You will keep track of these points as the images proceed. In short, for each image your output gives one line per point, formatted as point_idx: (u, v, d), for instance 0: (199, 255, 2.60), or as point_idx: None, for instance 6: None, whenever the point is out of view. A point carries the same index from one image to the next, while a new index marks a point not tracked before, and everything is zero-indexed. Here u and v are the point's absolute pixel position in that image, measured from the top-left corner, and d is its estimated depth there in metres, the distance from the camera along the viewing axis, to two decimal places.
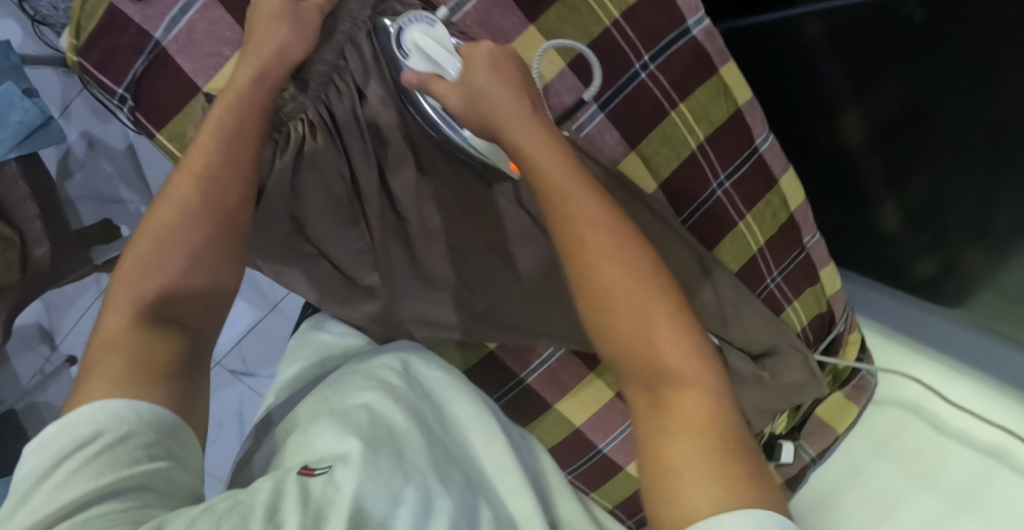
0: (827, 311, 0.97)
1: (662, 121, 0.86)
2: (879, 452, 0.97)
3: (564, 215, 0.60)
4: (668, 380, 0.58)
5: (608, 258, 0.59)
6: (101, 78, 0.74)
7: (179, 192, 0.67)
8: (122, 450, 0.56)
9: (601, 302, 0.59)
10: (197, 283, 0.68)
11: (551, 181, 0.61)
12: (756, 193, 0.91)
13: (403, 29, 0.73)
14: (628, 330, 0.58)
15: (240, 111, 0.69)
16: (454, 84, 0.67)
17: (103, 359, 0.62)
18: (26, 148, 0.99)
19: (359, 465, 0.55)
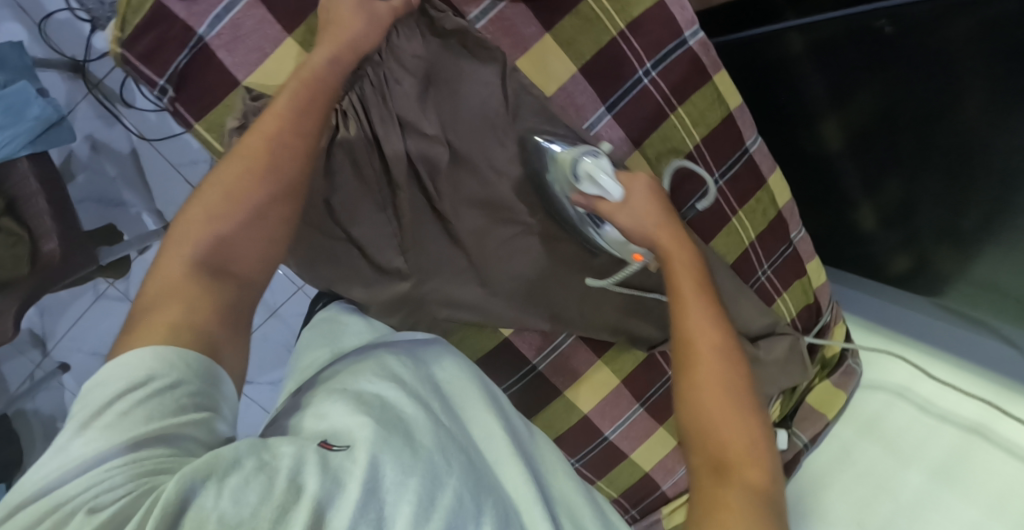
0: (814, 302, 1.06)
1: (662, 124, 0.91)
2: (865, 436, 1.05)
3: (687, 330, 0.75)
4: (733, 449, 0.71)
5: (716, 360, 0.74)
6: (145, 70, 0.76)
7: (248, 148, 0.69)
8: (173, 397, 0.57)
9: (697, 383, 0.73)
10: (259, 242, 0.68)
11: (677, 284, 0.77)
12: (748, 191, 0.97)
13: (577, 158, 0.80)
14: (710, 402, 0.72)
15: (313, 86, 0.72)
16: (620, 204, 0.80)
17: (163, 304, 0.62)
18: (39, 145, 1.01)
19: (373, 442, 0.59)
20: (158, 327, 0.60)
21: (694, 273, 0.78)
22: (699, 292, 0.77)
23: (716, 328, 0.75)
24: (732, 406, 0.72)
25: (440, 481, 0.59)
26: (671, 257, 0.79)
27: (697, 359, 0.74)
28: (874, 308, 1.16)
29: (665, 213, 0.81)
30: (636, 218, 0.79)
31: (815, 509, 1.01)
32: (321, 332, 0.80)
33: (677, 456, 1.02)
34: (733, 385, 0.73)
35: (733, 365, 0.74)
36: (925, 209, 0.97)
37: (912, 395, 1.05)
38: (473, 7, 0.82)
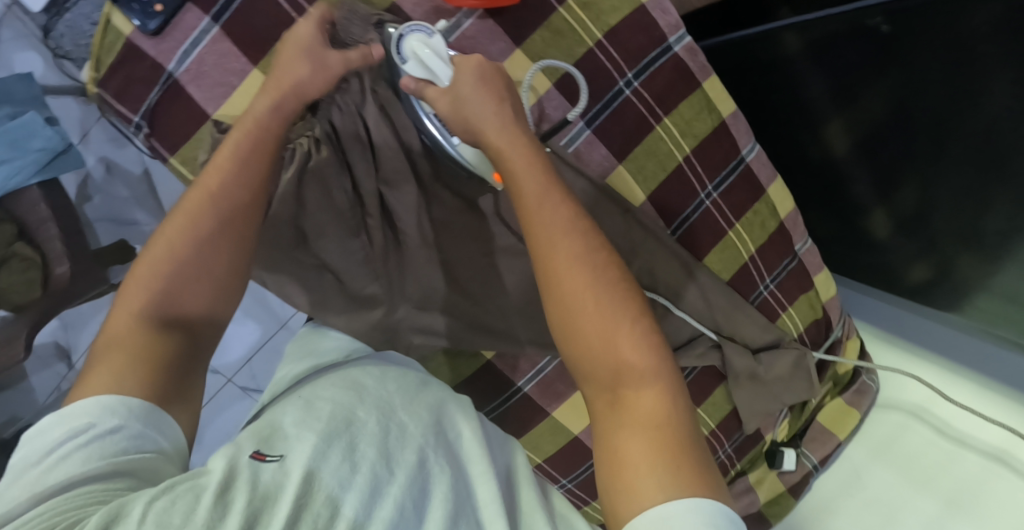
0: (823, 317, 1.00)
1: (648, 136, 0.86)
2: (878, 459, 1.01)
3: (546, 237, 0.63)
4: (627, 376, 0.61)
5: (574, 270, 0.62)
6: (119, 107, 0.77)
7: (191, 205, 0.69)
8: (111, 441, 0.57)
9: (566, 308, 0.62)
10: (204, 295, 0.68)
11: (527, 206, 0.64)
12: (745, 203, 0.91)
13: (403, 37, 0.76)
14: (588, 331, 0.62)
15: (253, 133, 0.71)
16: (445, 90, 0.70)
17: (107, 356, 0.63)
18: (48, 173, 1.05)
19: (310, 453, 0.56)
20: (105, 381, 0.61)
21: (552, 183, 0.65)
22: (552, 206, 0.64)
23: (582, 254, 0.63)
24: (611, 329, 0.61)
25: (382, 483, 0.56)
26: (519, 164, 0.66)
27: (565, 287, 0.62)
28: (888, 318, 1.09)
29: (501, 110, 0.68)
30: (455, 104, 0.69)
31: None
32: (300, 349, 0.77)
33: None
34: (610, 313, 0.62)
35: (610, 284, 0.63)
36: (942, 213, 0.90)
37: (931, 416, 0.99)
38: (437, 27, 0.81)
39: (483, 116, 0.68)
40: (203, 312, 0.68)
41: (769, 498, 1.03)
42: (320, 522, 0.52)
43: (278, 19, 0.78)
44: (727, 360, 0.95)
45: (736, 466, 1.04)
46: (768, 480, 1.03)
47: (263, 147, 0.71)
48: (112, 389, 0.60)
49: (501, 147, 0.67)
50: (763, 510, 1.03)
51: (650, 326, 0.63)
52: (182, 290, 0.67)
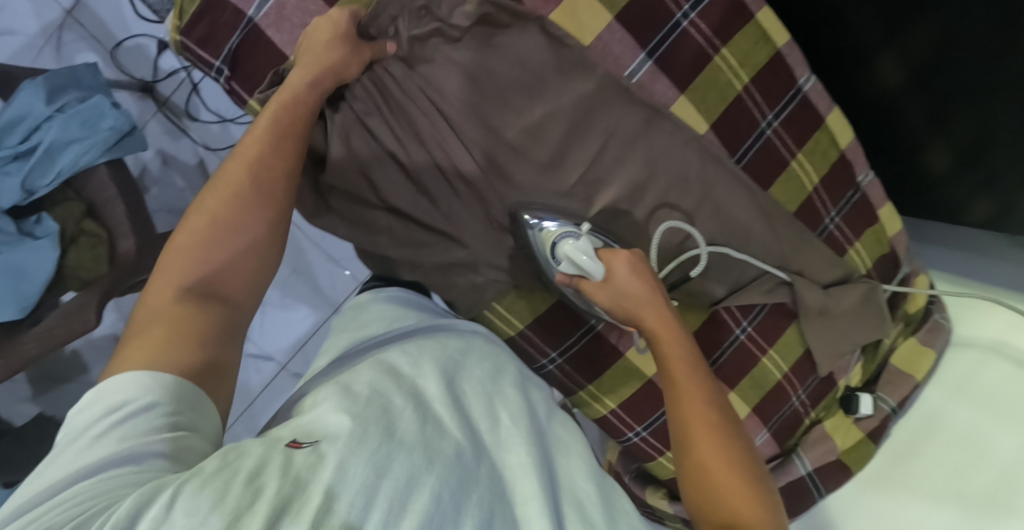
0: (891, 252, 1.00)
1: (706, 66, 0.87)
2: (957, 397, 1.00)
3: (677, 389, 0.72)
4: (739, 517, 0.66)
5: (703, 419, 0.71)
6: (201, 53, 0.80)
7: (230, 175, 0.68)
8: (145, 419, 0.53)
9: (688, 444, 0.71)
10: (239, 271, 0.66)
11: (669, 359, 0.74)
12: (805, 131, 0.92)
13: (555, 241, 0.81)
14: (709, 463, 0.69)
15: (294, 108, 0.72)
16: (600, 284, 0.79)
17: (146, 328, 0.59)
18: (115, 153, 1.02)
19: (345, 443, 0.50)
20: (148, 354, 0.57)
21: (692, 351, 0.75)
22: (681, 344, 0.75)
23: (707, 390, 0.72)
24: (726, 467, 0.69)
25: (417, 475, 0.49)
26: (653, 326, 0.76)
27: (693, 430, 0.70)
28: (958, 262, 1.07)
29: (652, 287, 0.78)
30: (613, 295, 0.78)
31: (905, 480, 0.98)
32: (348, 321, 0.77)
33: (754, 425, 0.99)
34: (729, 451, 0.70)
35: (730, 432, 0.71)
36: (1006, 140, 0.90)
37: (1008, 350, 0.98)
38: None
39: (635, 299, 0.77)
40: (246, 284, 0.66)
41: (848, 445, 1.01)
42: (352, 511, 0.46)
43: None
44: (798, 295, 0.95)
45: (812, 413, 1.03)
46: (844, 427, 1.02)
47: (302, 123, 0.72)
48: (154, 364, 0.56)
49: (648, 324, 0.76)
50: (844, 458, 1.01)
51: (757, 471, 0.70)
52: (217, 260, 0.65)
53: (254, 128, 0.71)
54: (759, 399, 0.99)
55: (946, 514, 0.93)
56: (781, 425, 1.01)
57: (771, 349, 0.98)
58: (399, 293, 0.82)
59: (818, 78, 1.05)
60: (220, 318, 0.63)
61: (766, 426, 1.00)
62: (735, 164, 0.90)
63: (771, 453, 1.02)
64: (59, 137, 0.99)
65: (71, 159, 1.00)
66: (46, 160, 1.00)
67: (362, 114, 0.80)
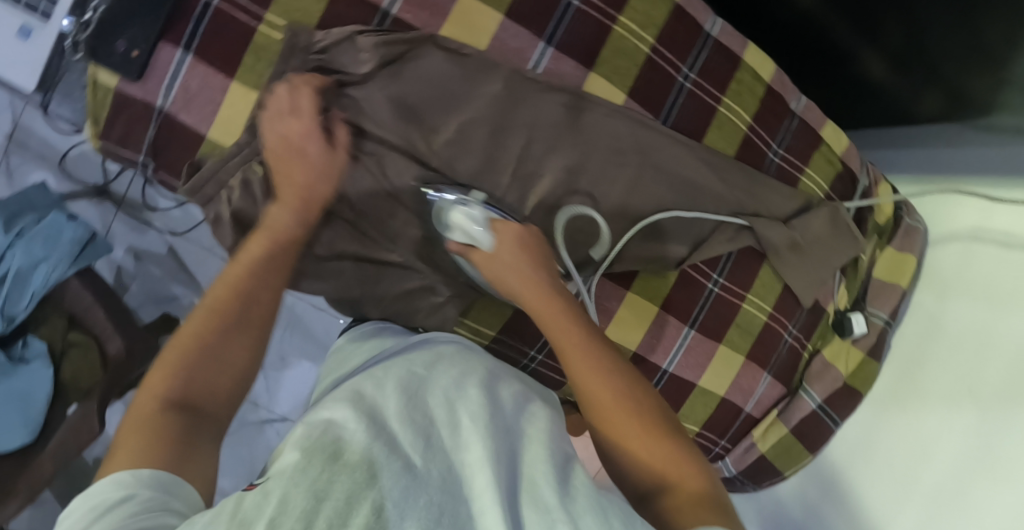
0: (846, 170, 0.99)
1: (609, 38, 0.86)
2: (949, 295, 0.98)
3: (564, 350, 0.69)
4: (666, 469, 0.63)
5: (604, 374, 0.67)
6: (124, 152, 0.82)
7: (212, 300, 0.69)
8: (123, 508, 0.52)
9: (595, 405, 0.66)
10: (219, 387, 0.65)
11: (543, 315, 0.73)
12: (724, 75, 0.92)
13: (444, 205, 0.82)
14: (620, 413, 0.65)
15: (276, 242, 0.74)
16: (489, 255, 0.79)
17: (126, 440, 0.59)
18: (82, 262, 1.01)
19: (288, 476, 0.51)
20: (120, 460, 0.57)
21: (568, 317, 0.72)
22: (559, 311, 0.73)
23: (586, 350, 0.68)
24: (637, 410, 0.65)
25: (356, 495, 0.50)
26: (539, 308, 0.74)
27: (598, 408, 0.65)
28: (918, 160, 1.05)
29: (531, 269, 0.77)
30: (493, 262, 0.79)
31: (919, 391, 0.97)
32: (332, 363, 0.79)
33: (753, 372, 1.00)
34: (637, 418, 0.65)
35: (630, 386, 0.67)
36: (935, 32, 0.89)
37: (986, 236, 0.96)
38: None
39: (506, 273, 0.78)
40: (229, 396, 0.66)
41: (852, 368, 1.01)
42: None
43: (242, 28, 0.80)
44: (762, 236, 0.95)
45: (808, 346, 1.02)
46: (844, 353, 1.01)
47: (285, 253, 0.74)
48: (128, 467, 0.56)
49: (525, 292, 0.76)
50: (850, 383, 1.01)
51: (681, 441, 0.65)
52: (191, 378, 0.64)
53: (236, 260, 0.73)
54: (751, 345, 0.99)
55: (960, 420, 0.91)
56: (781, 365, 1.01)
57: (749, 295, 0.98)
58: (370, 327, 0.84)
59: (730, 22, 1.04)
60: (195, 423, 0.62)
61: (765, 370, 1.00)
62: (663, 124, 0.90)
63: (778, 395, 1.02)
64: (25, 261, 0.98)
65: (42, 279, 0.99)
66: (17, 288, 0.99)
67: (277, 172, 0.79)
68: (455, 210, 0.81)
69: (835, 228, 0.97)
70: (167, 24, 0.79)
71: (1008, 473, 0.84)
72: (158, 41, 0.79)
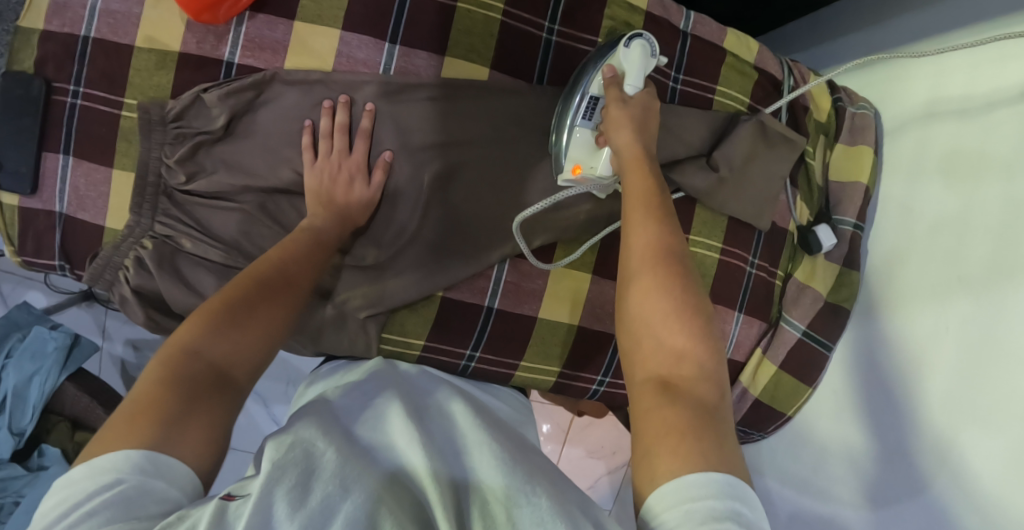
0: (764, 76, 0.92)
1: (456, 17, 0.83)
2: (916, 177, 0.87)
3: (636, 211, 0.66)
4: (679, 358, 0.58)
5: (651, 287, 0.61)
6: (41, 260, 0.86)
7: (238, 286, 0.68)
8: (135, 499, 0.50)
9: (629, 290, 0.63)
10: (244, 351, 0.63)
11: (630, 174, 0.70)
12: (593, 16, 0.87)
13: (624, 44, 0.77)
14: (646, 307, 0.61)
15: (308, 244, 0.76)
16: (638, 97, 0.77)
17: (138, 409, 0.56)
18: (71, 366, 1.08)
19: (269, 479, 0.46)
20: (131, 430, 0.54)
21: (653, 200, 0.67)
22: (647, 178, 0.69)
23: (660, 248, 0.63)
24: (675, 312, 0.60)
25: (334, 503, 0.45)
26: (630, 162, 0.72)
27: (639, 308, 0.61)
28: (856, 44, 0.94)
29: (634, 131, 0.73)
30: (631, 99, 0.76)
31: (904, 291, 0.86)
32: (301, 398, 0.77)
33: (722, 314, 0.92)
34: (678, 317, 0.60)
35: (680, 280, 0.61)
36: None
37: (945, 110, 0.84)
38: (223, 46, 0.82)
39: (618, 115, 0.74)
40: (256, 368, 0.64)
41: (831, 283, 0.93)
42: None
43: (108, 119, 0.82)
44: (683, 179, 0.88)
45: (778, 273, 0.94)
46: (819, 271, 0.94)
47: (320, 254, 0.76)
48: (146, 437, 0.54)
49: (620, 141, 0.73)
50: (832, 300, 0.92)
51: (715, 352, 0.59)
52: (220, 344, 0.62)
53: (275, 254, 0.73)
54: (709, 288, 0.91)
55: (956, 308, 0.79)
56: (751, 300, 0.93)
57: (692, 235, 0.90)
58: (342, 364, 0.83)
59: None
60: (220, 391, 0.60)
61: (735, 309, 0.92)
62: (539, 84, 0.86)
63: (758, 332, 0.94)
64: (20, 378, 1.05)
65: (39, 391, 1.06)
66: (18, 404, 1.05)
67: (172, 244, 0.82)
68: (629, 55, 0.76)
69: (768, 142, 0.90)
70: (43, 136, 0.82)
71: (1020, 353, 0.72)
72: (41, 152, 0.83)
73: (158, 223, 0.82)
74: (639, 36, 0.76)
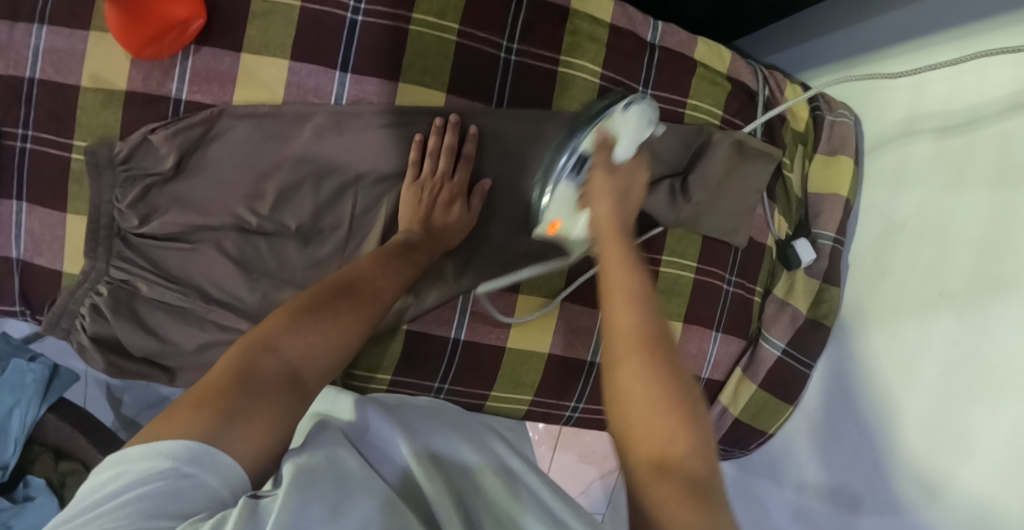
0: (738, 85, 0.88)
1: (408, 40, 0.80)
2: (899, 185, 0.83)
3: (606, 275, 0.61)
4: (666, 449, 0.53)
5: (628, 366, 0.56)
6: (2, 305, 0.85)
7: (323, 285, 0.69)
8: (179, 494, 0.50)
9: (608, 377, 0.58)
10: (324, 354, 0.64)
11: (606, 230, 0.65)
12: (552, 32, 0.83)
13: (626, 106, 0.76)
14: (625, 389, 0.56)
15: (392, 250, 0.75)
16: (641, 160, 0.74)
17: (207, 397, 0.56)
18: (51, 397, 1.08)
19: (299, 484, 0.47)
20: (189, 417, 0.54)
21: (635, 264, 0.61)
22: (617, 240, 0.64)
23: (633, 324, 0.58)
24: (652, 398, 0.55)
25: (362, 516, 0.47)
26: (606, 241, 0.64)
27: (613, 378, 0.57)
28: (832, 45, 0.90)
29: (616, 203, 0.68)
30: (603, 187, 0.69)
31: (886, 303, 0.83)
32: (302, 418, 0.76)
33: (700, 334, 0.89)
34: (667, 392, 0.55)
35: (663, 359, 0.56)
36: None
37: (922, 127, 0.80)
38: (170, 81, 0.79)
39: (597, 179, 0.69)
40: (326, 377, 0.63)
41: (811, 300, 0.89)
42: None
43: (57, 161, 0.81)
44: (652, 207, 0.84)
45: (757, 289, 0.91)
46: (798, 286, 0.90)
47: (410, 263, 0.75)
48: (203, 428, 0.53)
49: (597, 198, 0.68)
50: (812, 317, 0.90)
51: (702, 431, 0.54)
52: (299, 344, 0.63)
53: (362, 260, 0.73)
54: (684, 309, 0.88)
55: (937, 325, 0.76)
56: (729, 319, 0.90)
57: (665, 256, 0.87)
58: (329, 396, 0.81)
59: None
60: (289, 390, 0.59)
61: (712, 328, 0.90)
62: (498, 106, 0.83)
63: (737, 350, 0.91)
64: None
65: (20, 423, 1.06)
66: (0, 437, 1.06)
67: (129, 288, 0.80)
68: (625, 120, 0.75)
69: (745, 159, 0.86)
70: None
71: (1004, 370, 0.69)
72: None
73: (115, 266, 0.80)
74: (636, 102, 0.76)
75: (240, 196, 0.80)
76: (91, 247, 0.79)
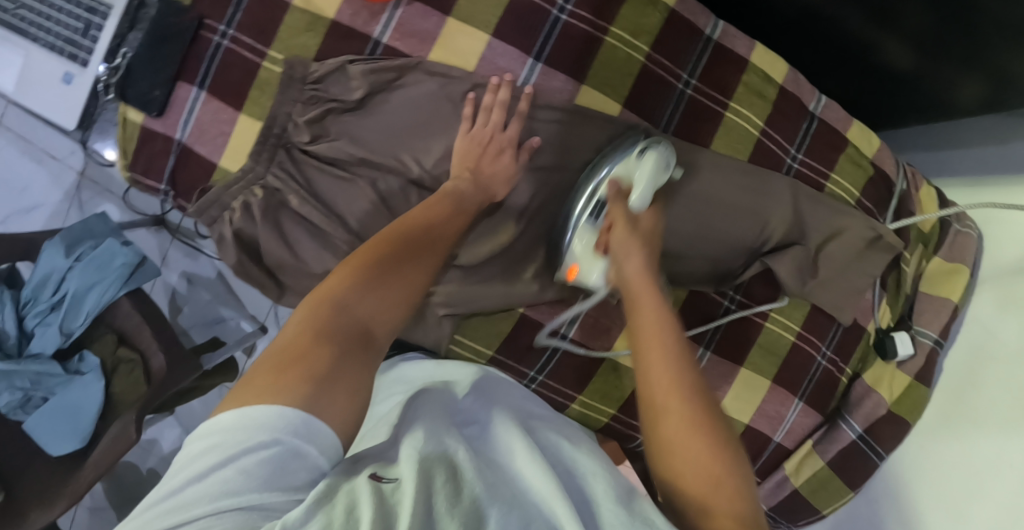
0: (879, 173, 0.92)
1: (600, 49, 0.85)
2: (1005, 309, 0.87)
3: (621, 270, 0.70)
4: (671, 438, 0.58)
5: (657, 346, 0.62)
6: (147, 181, 0.88)
7: (378, 245, 0.66)
8: (285, 466, 0.49)
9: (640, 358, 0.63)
10: (388, 312, 0.62)
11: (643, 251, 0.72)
12: (727, 78, 0.88)
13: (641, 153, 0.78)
14: (656, 379, 0.60)
15: (450, 205, 0.74)
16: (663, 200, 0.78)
17: (285, 362, 0.53)
18: (133, 284, 1.00)
19: (418, 475, 0.48)
20: (271, 384, 0.52)
21: (671, 333, 0.63)
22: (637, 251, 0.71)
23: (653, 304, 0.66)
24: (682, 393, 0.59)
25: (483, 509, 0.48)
26: (636, 291, 0.68)
27: (649, 367, 0.61)
28: (971, 163, 0.95)
29: (645, 259, 0.70)
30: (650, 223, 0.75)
31: (971, 416, 0.85)
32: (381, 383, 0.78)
33: (785, 397, 0.92)
34: (699, 402, 0.59)
35: (700, 390, 0.60)
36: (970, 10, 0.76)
37: None
38: (375, 25, 0.84)
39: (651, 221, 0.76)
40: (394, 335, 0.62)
41: (897, 393, 0.92)
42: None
43: (246, 64, 0.84)
44: (781, 271, 0.88)
45: (847, 370, 0.94)
46: (888, 376, 0.93)
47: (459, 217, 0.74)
48: (296, 394, 0.51)
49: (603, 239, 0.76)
50: (895, 410, 0.92)
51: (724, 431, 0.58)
52: (368, 304, 0.61)
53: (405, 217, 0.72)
54: (777, 368, 0.91)
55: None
56: (814, 390, 0.92)
57: (772, 314, 0.92)
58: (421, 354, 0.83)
59: (732, 24, 0.98)
60: (364, 347, 0.58)
61: (796, 396, 0.92)
62: (662, 130, 0.88)
63: (813, 424, 0.93)
64: (81, 284, 0.97)
65: (96, 301, 0.98)
66: (72, 307, 0.97)
67: (277, 198, 0.84)
68: (640, 167, 0.77)
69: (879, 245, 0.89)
70: (181, 67, 0.85)
71: None
72: (175, 81, 0.85)
73: (273, 173, 0.83)
74: (652, 148, 0.78)
75: (408, 143, 0.83)
76: (256, 150, 0.83)
